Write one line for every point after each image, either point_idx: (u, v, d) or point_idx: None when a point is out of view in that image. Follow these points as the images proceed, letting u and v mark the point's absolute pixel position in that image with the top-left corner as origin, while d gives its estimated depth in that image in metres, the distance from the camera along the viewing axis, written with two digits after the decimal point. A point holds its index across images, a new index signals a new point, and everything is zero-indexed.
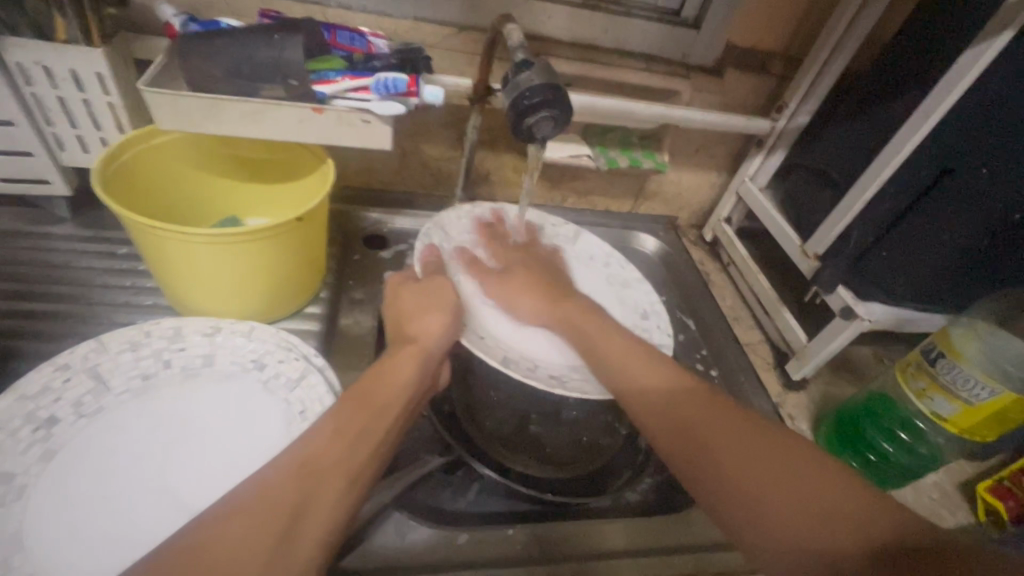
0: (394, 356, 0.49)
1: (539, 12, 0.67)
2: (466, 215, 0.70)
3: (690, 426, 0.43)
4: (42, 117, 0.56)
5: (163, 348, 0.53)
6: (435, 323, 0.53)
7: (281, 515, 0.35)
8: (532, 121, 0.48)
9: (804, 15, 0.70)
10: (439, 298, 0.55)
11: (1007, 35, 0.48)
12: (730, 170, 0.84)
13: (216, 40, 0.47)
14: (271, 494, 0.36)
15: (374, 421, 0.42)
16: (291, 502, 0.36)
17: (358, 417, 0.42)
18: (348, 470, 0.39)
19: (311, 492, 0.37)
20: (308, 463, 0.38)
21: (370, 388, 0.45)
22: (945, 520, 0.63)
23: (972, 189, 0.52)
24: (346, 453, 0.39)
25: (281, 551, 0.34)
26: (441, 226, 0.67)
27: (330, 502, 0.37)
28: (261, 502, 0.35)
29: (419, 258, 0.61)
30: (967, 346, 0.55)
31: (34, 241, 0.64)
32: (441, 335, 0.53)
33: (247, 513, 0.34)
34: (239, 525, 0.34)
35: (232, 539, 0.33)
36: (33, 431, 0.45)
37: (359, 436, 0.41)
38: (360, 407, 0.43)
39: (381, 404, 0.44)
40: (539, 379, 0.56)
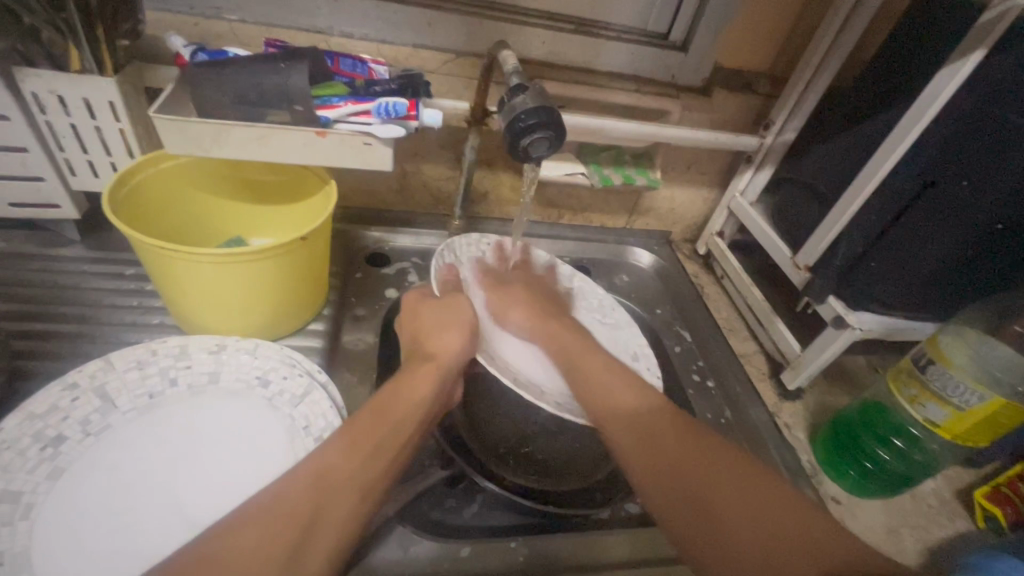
0: (416, 370, 0.51)
1: (532, 38, 0.69)
2: (475, 242, 0.71)
3: (671, 446, 0.44)
4: (55, 143, 0.58)
5: (169, 366, 0.54)
6: (453, 341, 0.54)
7: (295, 528, 0.36)
8: (527, 142, 0.50)
9: (786, 38, 0.73)
10: (452, 317, 0.57)
11: (978, 54, 0.50)
12: (722, 186, 0.87)
13: (224, 69, 0.50)
14: (288, 503, 0.37)
15: (389, 435, 0.43)
16: (305, 513, 0.37)
17: (374, 431, 0.43)
18: (364, 485, 0.40)
19: (325, 503, 0.38)
20: (324, 476, 0.39)
21: (388, 402, 0.46)
22: (944, 528, 0.64)
23: (956, 201, 0.53)
24: (361, 467, 0.40)
25: (292, 563, 0.34)
26: (453, 251, 0.68)
27: (343, 514, 0.38)
28: (278, 513, 0.36)
29: (436, 276, 0.63)
30: (955, 353, 0.57)
31: (43, 264, 0.65)
32: (453, 353, 0.54)
33: (262, 523, 0.35)
34: (254, 536, 0.35)
35: (245, 548, 0.34)
36: (41, 449, 0.46)
37: (374, 449, 0.42)
38: (377, 421, 0.44)
39: (398, 418, 0.45)
40: (547, 402, 0.57)
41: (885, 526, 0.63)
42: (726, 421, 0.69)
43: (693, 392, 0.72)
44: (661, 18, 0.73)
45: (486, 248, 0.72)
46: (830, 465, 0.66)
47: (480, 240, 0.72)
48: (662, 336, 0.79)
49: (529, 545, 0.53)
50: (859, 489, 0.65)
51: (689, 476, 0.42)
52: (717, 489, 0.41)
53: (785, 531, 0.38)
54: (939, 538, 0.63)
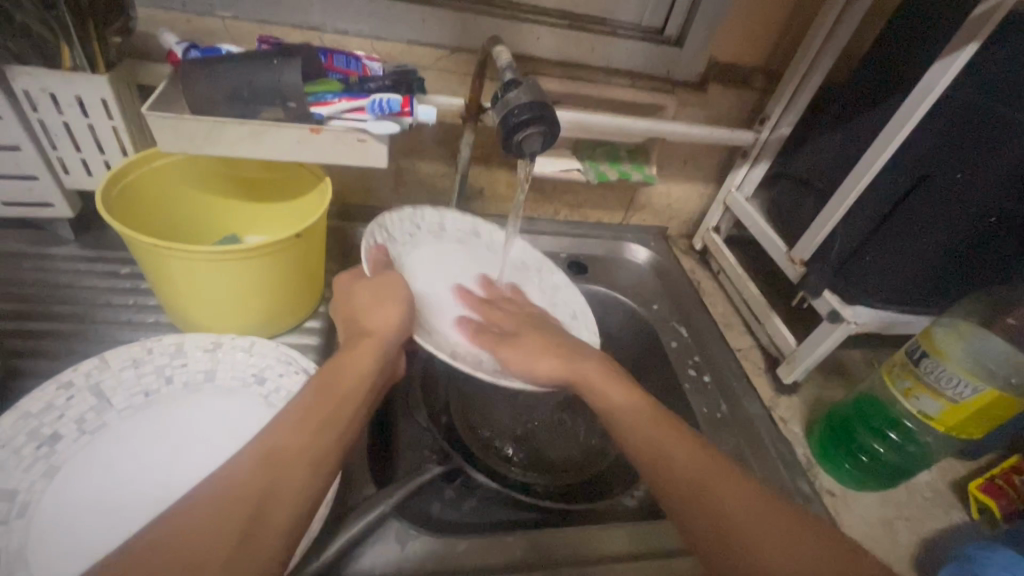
0: (353, 349, 0.50)
1: (526, 33, 0.69)
2: (409, 217, 0.67)
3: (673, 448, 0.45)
4: (47, 142, 0.57)
5: (165, 364, 0.54)
6: (388, 315, 0.53)
7: (247, 505, 0.36)
8: (520, 137, 0.49)
9: (782, 32, 0.73)
10: (384, 291, 0.54)
11: (970, 48, 0.50)
12: (718, 181, 0.87)
13: (216, 66, 0.49)
14: (236, 483, 0.36)
15: (334, 410, 0.43)
16: (255, 492, 0.36)
17: (320, 409, 0.43)
18: (312, 459, 0.40)
19: (275, 482, 0.37)
20: (272, 454, 0.39)
21: (330, 382, 0.46)
22: (939, 520, 0.64)
23: (949, 193, 0.53)
24: (309, 442, 0.40)
25: (247, 539, 0.34)
26: (385, 228, 0.64)
27: (294, 489, 0.38)
28: (227, 491, 0.36)
29: (368, 255, 0.58)
30: (951, 346, 0.57)
31: (37, 262, 0.65)
32: (391, 328, 0.52)
33: (211, 503, 0.35)
34: (204, 514, 0.34)
35: (194, 531, 0.33)
36: (36, 447, 0.46)
37: (321, 424, 0.42)
38: (321, 400, 0.44)
39: (341, 395, 0.45)
40: (487, 373, 0.55)
41: (880, 518, 0.63)
42: (723, 415, 0.69)
43: (688, 387, 0.72)
44: (655, 13, 0.73)
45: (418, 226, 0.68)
46: (827, 459, 0.67)
47: (415, 216, 0.68)
48: (658, 331, 0.79)
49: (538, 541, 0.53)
50: (855, 482, 0.65)
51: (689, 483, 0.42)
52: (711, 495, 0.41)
53: (778, 534, 0.38)
54: (933, 529, 0.63)
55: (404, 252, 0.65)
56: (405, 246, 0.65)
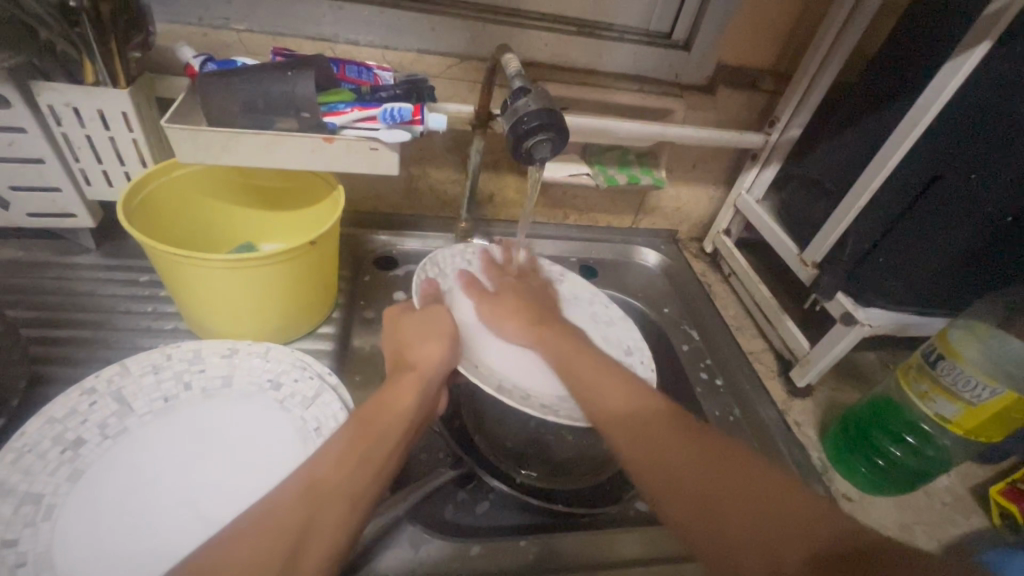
0: (396, 382, 0.51)
1: (534, 40, 0.70)
2: (460, 254, 0.71)
3: (660, 445, 0.45)
4: (70, 154, 0.59)
5: (184, 370, 0.55)
6: (433, 349, 0.55)
7: (285, 540, 0.37)
8: (530, 144, 0.50)
9: (791, 34, 0.73)
10: (431, 327, 0.57)
11: (983, 48, 0.50)
12: (728, 184, 0.87)
13: (233, 78, 0.50)
14: (278, 515, 0.38)
15: (373, 446, 0.44)
16: (295, 526, 0.37)
17: (359, 441, 0.44)
18: (353, 492, 0.41)
19: (314, 514, 0.38)
20: (313, 486, 0.40)
21: (371, 414, 0.47)
22: (958, 525, 0.63)
23: (966, 193, 0.53)
24: (349, 475, 0.41)
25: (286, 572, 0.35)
26: (438, 264, 0.69)
27: (334, 522, 0.39)
28: (269, 528, 0.37)
29: (418, 290, 0.63)
30: (967, 347, 0.56)
31: (61, 272, 0.67)
32: (433, 363, 0.53)
33: (255, 536, 0.36)
34: (250, 548, 0.36)
35: (236, 562, 0.35)
36: (61, 452, 0.47)
37: (361, 459, 0.43)
38: (365, 432, 0.45)
39: (381, 429, 0.46)
40: (532, 406, 0.57)
41: (898, 523, 0.62)
42: (735, 418, 0.69)
43: (700, 390, 0.72)
44: (663, 18, 0.73)
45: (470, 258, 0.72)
46: (842, 462, 0.66)
47: (465, 250, 0.72)
48: (669, 335, 0.78)
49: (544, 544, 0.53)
50: (871, 487, 0.65)
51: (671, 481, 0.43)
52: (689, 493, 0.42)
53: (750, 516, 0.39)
54: (953, 535, 0.62)
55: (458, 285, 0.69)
56: (456, 279, 0.69)
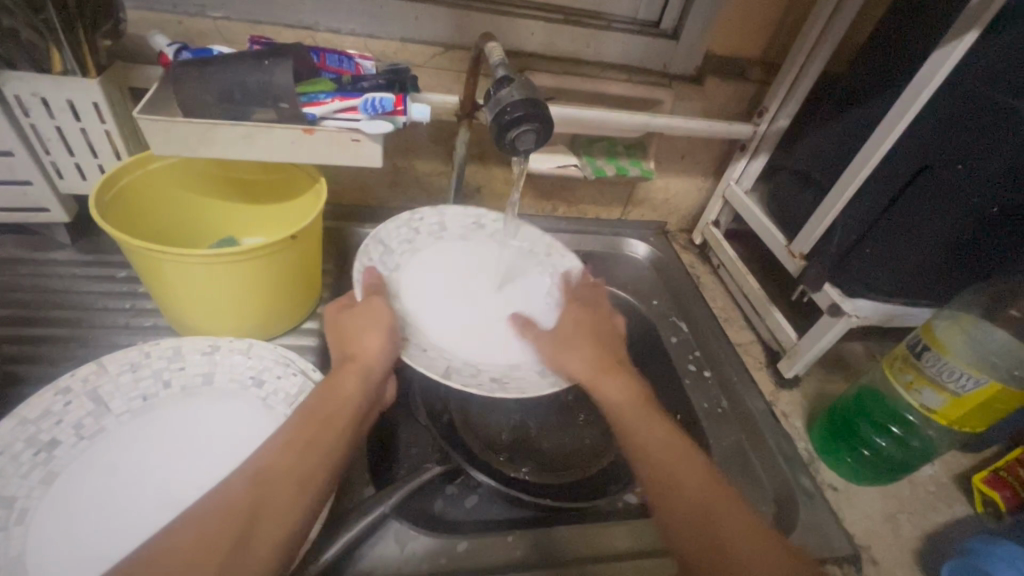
0: (337, 372, 0.49)
1: (520, 29, 0.69)
2: (406, 224, 0.67)
3: (676, 471, 0.46)
4: (40, 147, 0.57)
5: (163, 368, 0.54)
6: (374, 340, 0.51)
7: (232, 525, 0.37)
8: (514, 134, 0.49)
9: (780, 22, 0.72)
10: (368, 319, 0.52)
11: (971, 36, 0.49)
12: (716, 175, 0.86)
13: (207, 68, 0.48)
14: (226, 501, 0.38)
15: (323, 431, 0.44)
16: (242, 510, 0.38)
17: (305, 430, 0.44)
18: (300, 476, 0.41)
19: (261, 499, 0.39)
20: (259, 473, 0.40)
21: (316, 403, 0.46)
22: (942, 513, 0.64)
23: (949, 187, 0.53)
24: (298, 461, 0.42)
25: (234, 556, 0.36)
26: (381, 240, 0.63)
27: (282, 506, 0.39)
28: (220, 513, 0.37)
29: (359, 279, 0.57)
30: (951, 339, 0.57)
31: (35, 268, 0.65)
32: (376, 353, 0.50)
33: (203, 522, 0.37)
34: (200, 531, 0.36)
35: (182, 547, 0.35)
36: (34, 454, 0.46)
37: (309, 444, 0.43)
38: (311, 420, 0.45)
39: (327, 417, 0.45)
40: (482, 385, 0.55)
41: (882, 512, 0.63)
42: (723, 410, 0.69)
43: (688, 382, 0.71)
44: (651, 7, 0.72)
45: (418, 228, 0.68)
46: (828, 452, 0.66)
47: (411, 219, 0.67)
48: (658, 327, 0.78)
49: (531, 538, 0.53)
50: (856, 476, 0.65)
51: (681, 496, 0.45)
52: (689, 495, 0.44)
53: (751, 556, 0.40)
54: (936, 523, 0.63)
55: (403, 261, 0.65)
56: (403, 255, 0.65)
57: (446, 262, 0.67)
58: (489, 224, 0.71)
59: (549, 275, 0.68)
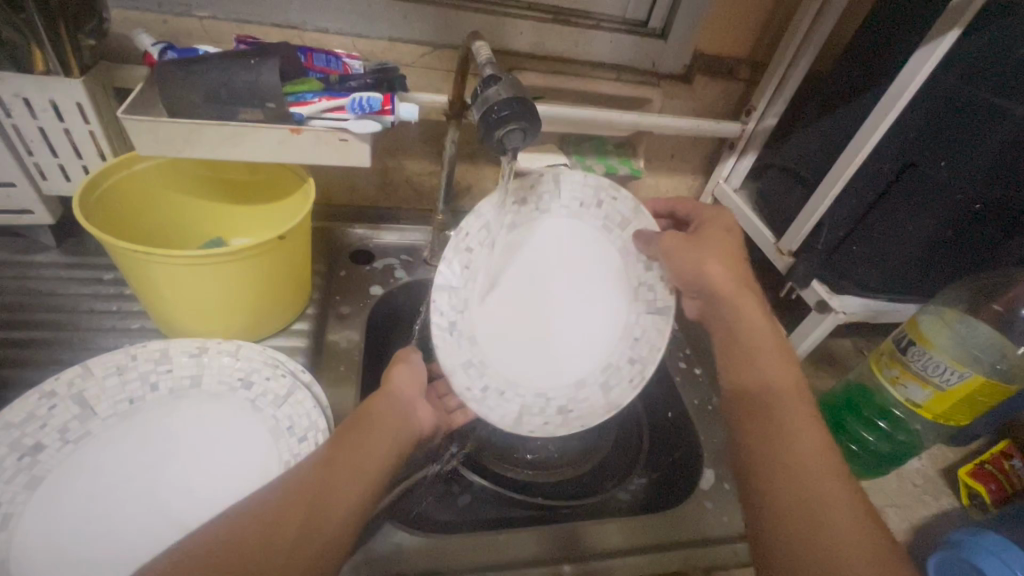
0: (386, 388, 0.52)
1: (510, 28, 0.69)
2: (461, 251, 0.57)
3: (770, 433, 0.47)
4: (23, 147, 0.56)
5: (150, 371, 0.53)
6: (405, 373, 0.55)
7: (302, 503, 0.39)
8: (502, 133, 0.49)
9: (767, 21, 0.73)
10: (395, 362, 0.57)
11: (953, 34, 0.50)
12: (706, 173, 0.87)
13: (194, 68, 0.48)
14: (297, 484, 0.41)
15: (377, 430, 0.47)
16: (310, 490, 0.40)
17: (361, 429, 0.46)
18: (362, 468, 0.44)
19: (327, 483, 0.41)
20: (326, 463, 0.43)
21: (371, 410, 0.49)
22: (929, 506, 0.65)
23: (932, 183, 0.53)
24: (355, 453, 0.44)
25: (308, 529, 0.38)
26: (446, 280, 0.57)
27: (349, 489, 0.42)
28: (281, 497, 0.39)
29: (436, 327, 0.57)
30: (935, 335, 0.58)
31: (19, 270, 0.64)
32: (406, 382, 0.54)
33: (278, 500, 0.39)
34: (264, 512, 0.38)
35: (261, 519, 0.38)
36: (19, 458, 0.45)
37: (363, 441, 0.45)
38: (368, 422, 0.47)
39: (382, 421, 0.48)
40: (551, 421, 0.58)
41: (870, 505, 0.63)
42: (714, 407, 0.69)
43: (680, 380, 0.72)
44: (639, 6, 0.73)
45: (473, 244, 0.57)
46: None
47: (461, 241, 0.57)
48: None
49: (529, 536, 0.53)
50: None
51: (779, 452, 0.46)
52: (826, 502, 0.41)
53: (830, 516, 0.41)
54: (923, 516, 0.64)
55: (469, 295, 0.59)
56: (470, 287, 0.59)
57: (499, 276, 0.60)
58: (529, 196, 0.58)
59: (618, 233, 0.60)
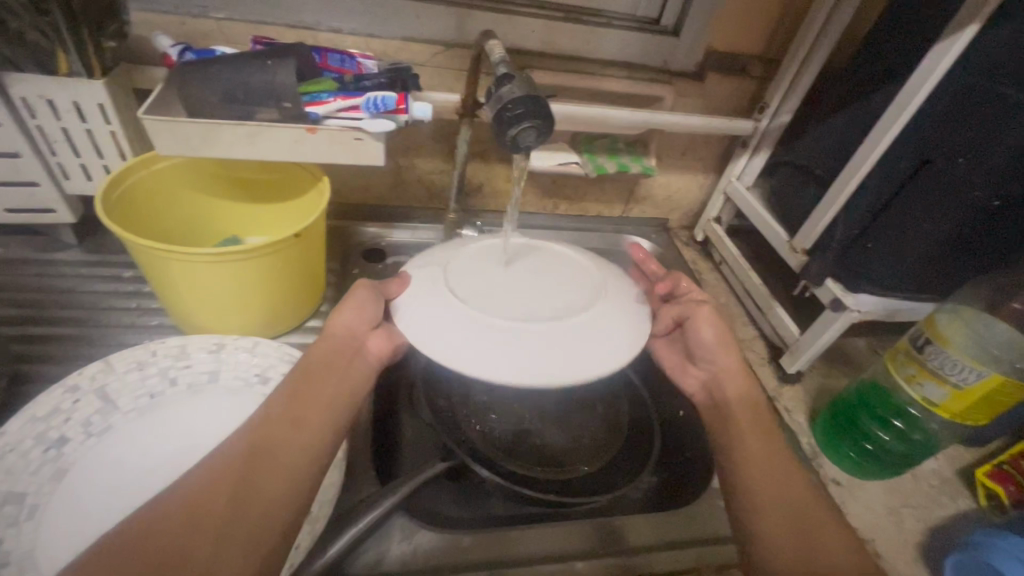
0: (321, 339, 0.51)
1: (521, 26, 0.69)
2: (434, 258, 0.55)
3: (762, 464, 0.49)
4: (46, 148, 0.58)
5: (169, 366, 0.54)
6: (348, 317, 0.52)
7: (233, 469, 0.40)
8: (516, 131, 0.48)
9: (781, 17, 0.72)
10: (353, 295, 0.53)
11: (971, 29, 0.49)
12: (718, 171, 0.86)
13: (212, 68, 0.49)
14: (228, 451, 0.41)
15: (311, 385, 0.47)
16: (240, 455, 0.41)
17: (295, 385, 0.46)
18: (300, 423, 0.44)
19: (259, 445, 0.42)
20: (260, 424, 0.43)
21: (310, 360, 0.49)
22: (945, 507, 0.64)
23: (949, 178, 0.53)
24: (290, 412, 0.44)
25: (240, 491, 0.39)
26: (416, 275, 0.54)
27: (282, 447, 0.42)
28: (220, 465, 0.40)
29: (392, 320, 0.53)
30: (955, 333, 0.57)
31: (42, 268, 0.66)
32: (347, 325, 0.51)
33: (209, 468, 0.40)
34: (197, 486, 0.38)
35: (190, 490, 0.38)
36: (44, 451, 0.46)
37: (298, 397, 0.45)
38: (306, 376, 0.47)
39: (320, 373, 0.48)
40: None
41: (885, 506, 0.63)
42: None
43: None
44: (651, 3, 0.73)
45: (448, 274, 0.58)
46: (831, 446, 0.67)
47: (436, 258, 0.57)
48: None
49: (540, 534, 0.53)
50: (858, 469, 0.65)
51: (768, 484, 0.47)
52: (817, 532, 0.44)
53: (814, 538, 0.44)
54: (940, 517, 0.63)
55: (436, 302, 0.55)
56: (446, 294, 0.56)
57: None
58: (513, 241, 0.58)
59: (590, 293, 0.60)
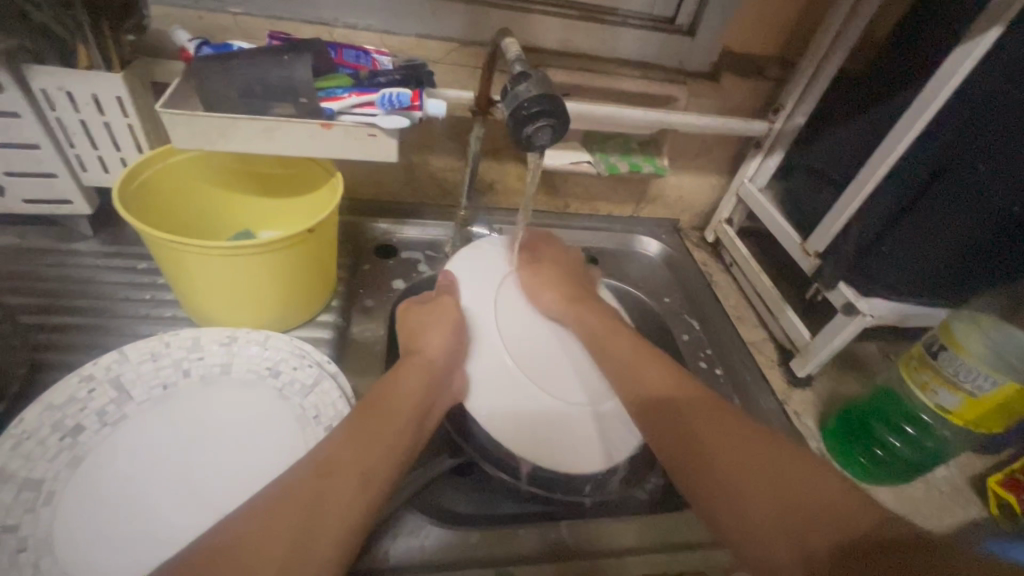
0: (401, 370, 0.55)
1: (537, 25, 0.69)
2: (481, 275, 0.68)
3: (698, 442, 0.49)
4: (65, 140, 0.58)
5: (182, 357, 0.55)
6: (439, 339, 0.58)
7: (294, 512, 0.39)
8: (529, 132, 0.49)
9: (799, 19, 0.71)
10: (438, 316, 0.61)
11: (995, 32, 0.48)
12: (731, 173, 0.86)
13: (231, 62, 0.50)
14: (293, 490, 0.40)
15: (376, 428, 0.47)
16: (307, 498, 0.40)
17: (361, 426, 0.47)
18: (364, 468, 0.44)
19: (323, 490, 0.41)
20: (324, 464, 0.43)
21: (374, 400, 0.50)
22: (956, 515, 0.63)
23: (968, 188, 0.52)
24: (358, 457, 0.44)
25: (302, 540, 0.38)
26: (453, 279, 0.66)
27: (342, 496, 0.41)
28: (281, 498, 0.40)
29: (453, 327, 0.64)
30: (971, 340, 0.55)
31: (59, 258, 0.67)
32: (436, 352, 0.57)
33: (270, 508, 0.39)
34: (259, 524, 0.38)
35: (254, 533, 0.37)
36: (60, 438, 0.47)
37: (366, 441, 0.46)
38: (374, 415, 0.48)
39: (384, 414, 0.49)
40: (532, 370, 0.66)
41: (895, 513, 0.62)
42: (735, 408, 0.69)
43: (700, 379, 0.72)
44: (667, 2, 0.72)
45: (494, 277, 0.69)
46: (841, 453, 0.66)
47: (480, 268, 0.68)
48: (670, 325, 0.78)
49: (543, 534, 0.53)
50: (868, 476, 0.65)
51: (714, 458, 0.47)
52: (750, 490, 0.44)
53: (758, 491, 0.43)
54: (950, 525, 0.62)
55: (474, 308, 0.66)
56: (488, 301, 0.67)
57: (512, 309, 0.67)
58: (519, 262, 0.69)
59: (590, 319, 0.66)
